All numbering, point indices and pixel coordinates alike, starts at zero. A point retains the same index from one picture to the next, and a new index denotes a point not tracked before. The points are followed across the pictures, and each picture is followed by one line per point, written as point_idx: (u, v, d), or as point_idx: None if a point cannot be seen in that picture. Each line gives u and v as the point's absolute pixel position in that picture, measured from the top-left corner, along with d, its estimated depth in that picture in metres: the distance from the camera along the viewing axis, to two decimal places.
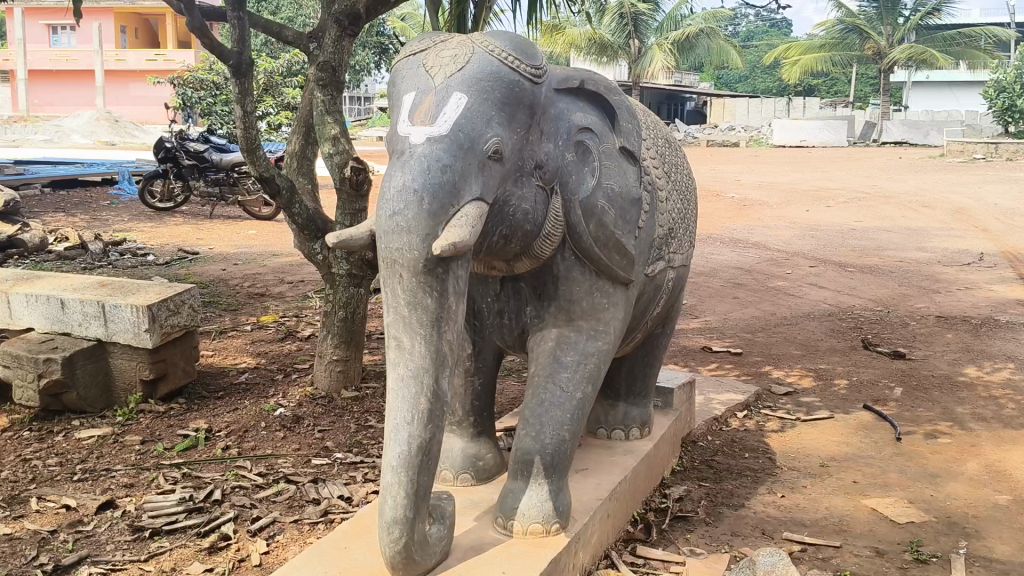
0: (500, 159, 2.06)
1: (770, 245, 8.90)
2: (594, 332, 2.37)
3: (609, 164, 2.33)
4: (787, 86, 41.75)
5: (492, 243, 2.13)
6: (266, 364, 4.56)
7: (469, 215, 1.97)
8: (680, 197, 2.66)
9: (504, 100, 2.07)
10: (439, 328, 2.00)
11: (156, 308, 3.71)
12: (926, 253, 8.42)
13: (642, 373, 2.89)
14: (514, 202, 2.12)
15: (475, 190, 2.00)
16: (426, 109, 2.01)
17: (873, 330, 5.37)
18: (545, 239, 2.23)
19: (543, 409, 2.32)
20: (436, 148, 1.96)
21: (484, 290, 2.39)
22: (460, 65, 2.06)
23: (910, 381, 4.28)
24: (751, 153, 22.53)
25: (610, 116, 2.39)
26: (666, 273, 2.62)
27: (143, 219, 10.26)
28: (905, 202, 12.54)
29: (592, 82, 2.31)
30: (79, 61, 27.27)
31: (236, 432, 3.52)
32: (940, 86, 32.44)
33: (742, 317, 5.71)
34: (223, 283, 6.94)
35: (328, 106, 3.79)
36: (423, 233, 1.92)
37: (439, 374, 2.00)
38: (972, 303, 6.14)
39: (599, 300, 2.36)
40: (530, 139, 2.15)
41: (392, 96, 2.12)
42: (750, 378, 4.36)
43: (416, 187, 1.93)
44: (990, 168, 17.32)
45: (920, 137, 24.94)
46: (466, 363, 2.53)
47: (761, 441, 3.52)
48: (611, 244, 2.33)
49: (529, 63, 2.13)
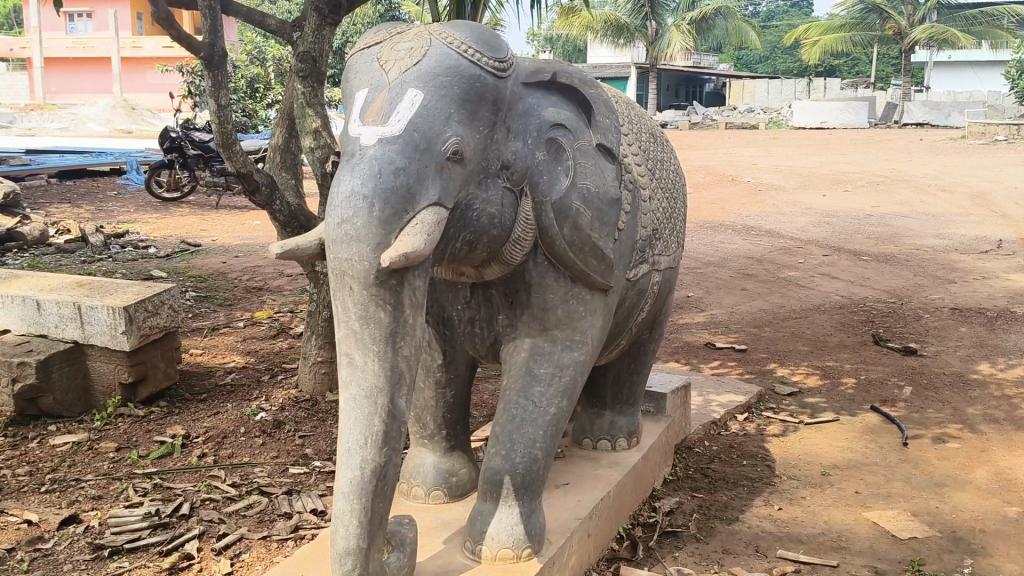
0: (461, 160, 1.91)
1: (783, 233, 8.70)
2: (570, 343, 2.22)
3: (585, 162, 2.18)
4: (807, 68, 41.33)
5: (455, 250, 1.98)
6: (255, 364, 4.44)
7: (426, 223, 1.82)
8: (667, 196, 2.49)
9: (464, 96, 1.92)
10: (395, 343, 1.85)
11: (133, 309, 3.58)
12: (944, 240, 8.19)
13: (628, 381, 2.73)
14: (478, 205, 1.97)
15: (433, 194, 1.85)
16: (378, 107, 1.86)
17: (885, 324, 5.19)
18: (514, 243, 2.08)
19: (514, 426, 2.16)
20: (389, 150, 1.81)
21: (454, 297, 2.24)
22: (417, 59, 1.91)
23: (921, 380, 4.11)
24: (770, 136, 22.24)
25: (586, 110, 2.23)
26: (651, 276, 2.46)
27: (148, 210, 10.17)
28: (923, 186, 12.29)
29: (565, 74, 2.15)
30: (94, 48, 27.29)
31: (214, 439, 3.40)
32: (963, 65, 31.96)
33: (749, 310, 5.53)
34: (222, 277, 6.83)
35: (309, 98, 3.66)
36: (373, 242, 1.77)
37: (395, 393, 1.85)
38: (988, 294, 5.94)
39: (575, 308, 2.21)
40: (495, 138, 1.99)
41: (346, 92, 1.97)
42: (752, 377, 4.19)
43: (366, 192, 1.78)
44: (1012, 150, 17.00)
45: (941, 117, 24.56)
46: (437, 374, 2.37)
47: (761, 446, 3.37)
48: (587, 248, 2.17)
49: (492, 56, 1.97)
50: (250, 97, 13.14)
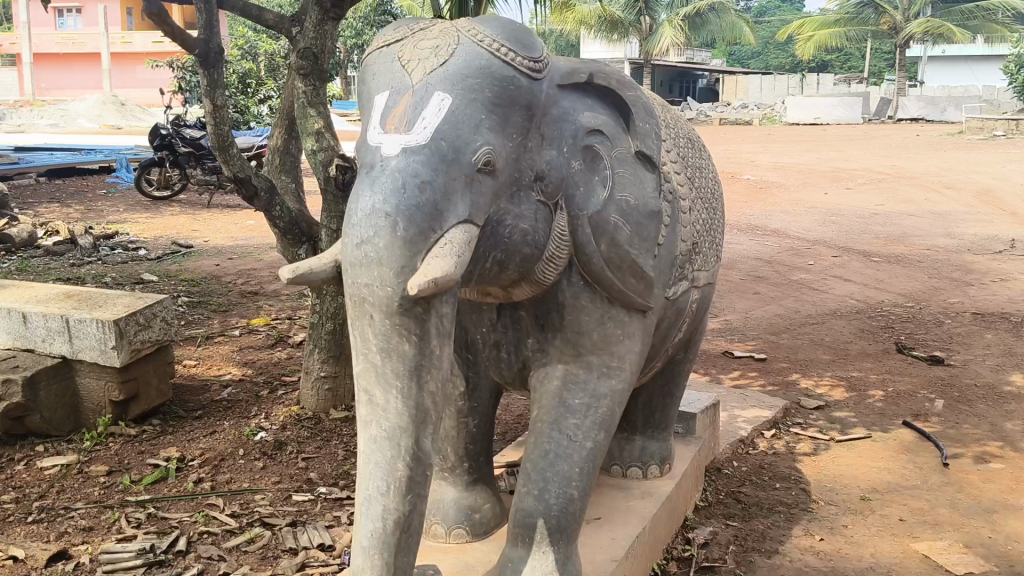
0: (492, 171, 1.71)
1: (790, 232, 8.52)
2: (607, 370, 2.02)
3: (624, 172, 1.98)
4: (801, 63, 41.26)
5: (483, 271, 1.78)
6: (253, 376, 4.23)
7: (455, 243, 1.62)
8: (707, 207, 2.29)
9: (496, 101, 1.72)
10: (421, 378, 1.64)
11: (123, 323, 3.38)
12: (955, 240, 8.03)
13: (660, 405, 2.53)
14: (510, 221, 1.77)
15: (462, 211, 1.66)
16: (401, 112, 1.66)
17: (906, 330, 5.01)
18: (547, 261, 1.88)
19: (548, 463, 1.96)
20: (414, 161, 1.61)
21: (478, 318, 2.05)
22: (442, 59, 1.71)
23: (952, 393, 3.92)
24: (767, 132, 22.08)
25: (623, 115, 2.03)
26: (689, 294, 2.26)
27: (139, 209, 9.94)
28: (927, 183, 12.14)
29: (602, 75, 1.95)
30: (84, 44, 26.98)
31: (211, 462, 3.20)
32: (958, 61, 31.84)
33: (764, 315, 5.34)
34: (216, 281, 6.60)
35: (311, 98, 3.46)
36: (397, 266, 1.58)
37: (421, 433, 1.65)
38: (1009, 298, 5.76)
39: (612, 331, 2.01)
40: (528, 146, 1.80)
41: (362, 96, 1.77)
42: (775, 389, 4.00)
43: (388, 209, 1.58)
44: (1012, 146, 16.87)
45: (937, 113, 24.43)
46: (459, 403, 2.17)
47: (793, 467, 3.17)
48: (625, 266, 1.97)
49: (526, 56, 1.77)
50: (242, 93, 12.89)
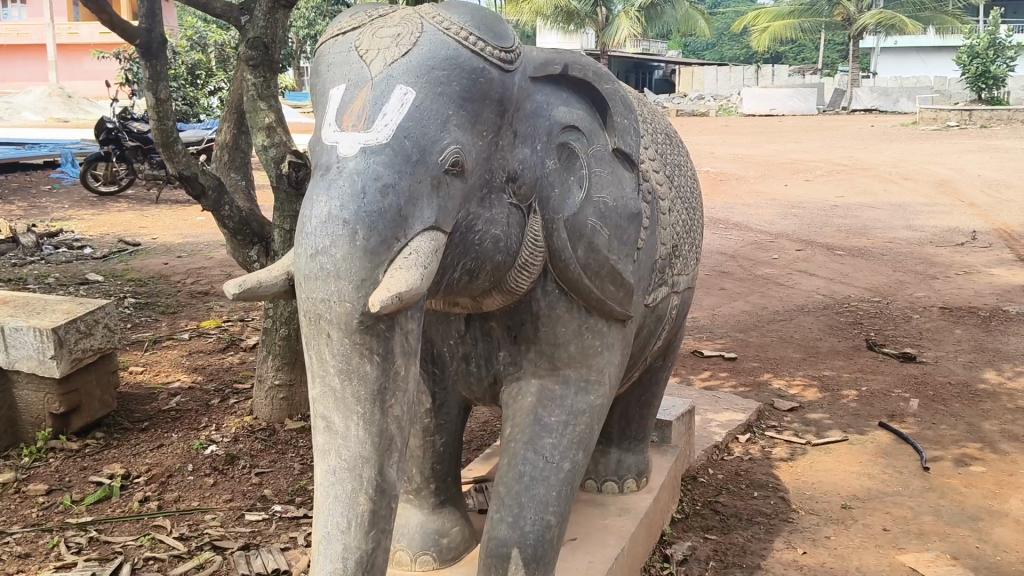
0: (461, 173, 1.56)
1: (751, 225, 8.45)
2: (585, 385, 1.88)
3: (601, 170, 1.83)
4: (755, 55, 41.53)
5: (452, 282, 1.63)
6: (204, 383, 4.04)
7: (422, 252, 1.46)
8: (686, 207, 2.16)
9: (465, 95, 1.56)
10: (384, 402, 1.49)
11: (63, 331, 3.17)
12: (917, 232, 8.01)
13: (638, 417, 2.39)
14: (480, 226, 1.62)
15: (428, 216, 1.50)
16: (359, 108, 1.50)
17: (875, 326, 4.93)
18: (520, 268, 1.73)
19: (522, 487, 1.81)
20: (375, 162, 1.46)
21: (446, 330, 1.89)
22: (405, 48, 1.55)
23: (926, 391, 3.84)
24: (723, 123, 22.11)
25: (600, 109, 1.88)
26: (669, 300, 2.12)
27: (84, 205, 9.63)
28: (884, 174, 12.18)
29: (578, 66, 1.80)
30: (30, 35, 26.32)
31: (158, 478, 3.01)
32: (910, 52, 32.15)
33: (731, 312, 5.24)
34: (165, 281, 6.37)
35: (261, 90, 3.26)
36: (356, 279, 1.42)
37: (384, 461, 1.50)
38: (975, 292, 5.72)
39: (590, 343, 1.87)
40: (500, 145, 1.64)
41: (316, 89, 1.61)
42: (747, 390, 3.90)
43: (346, 215, 1.42)
44: (965, 136, 17.02)
45: (890, 103, 24.61)
46: (425, 421, 2.01)
47: (770, 473, 3.06)
48: (604, 273, 1.83)
49: (497, 46, 1.61)
50: (191, 85, 12.56)
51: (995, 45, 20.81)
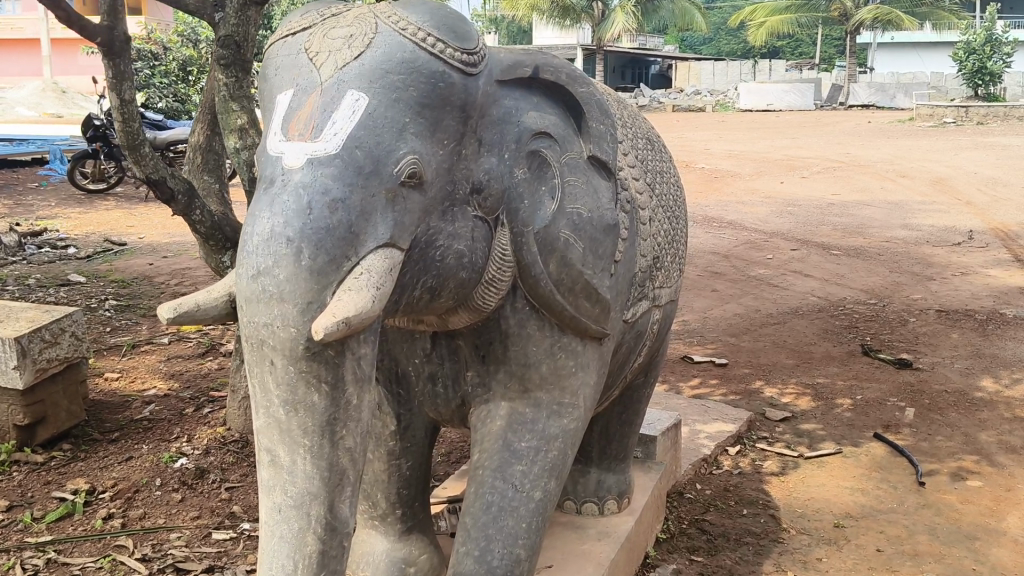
0: (419, 184, 1.44)
1: (745, 224, 8.34)
2: (558, 408, 1.76)
3: (575, 179, 1.71)
4: (751, 50, 41.39)
5: (412, 301, 1.51)
6: (179, 391, 3.92)
7: (374, 272, 1.35)
8: (668, 216, 2.04)
9: (424, 100, 1.45)
10: (334, 435, 1.37)
11: (26, 341, 3.08)
12: (913, 231, 7.90)
13: (617, 435, 2.27)
14: (442, 241, 1.50)
15: (382, 233, 1.38)
16: (306, 115, 1.38)
17: (870, 330, 4.83)
18: (487, 285, 1.62)
19: (490, 518, 1.70)
20: (323, 174, 1.34)
21: (410, 348, 1.78)
22: (358, 51, 1.43)
23: (922, 400, 3.74)
24: (719, 118, 21.99)
25: (574, 114, 1.76)
26: (650, 314, 2.01)
27: (71, 203, 9.50)
28: (880, 171, 12.07)
29: (549, 69, 1.69)
30: (23, 30, 26.17)
31: (124, 494, 2.89)
32: (906, 48, 32.04)
33: (723, 315, 5.13)
34: (147, 282, 6.25)
35: (233, 90, 3.17)
36: (301, 302, 1.30)
37: (335, 498, 1.38)
38: (972, 294, 5.62)
39: (564, 363, 1.76)
40: (464, 153, 1.53)
41: (264, 94, 1.49)
42: (738, 399, 3.79)
43: (291, 233, 1.31)
44: (962, 132, 16.92)
45: (886, 99, 24.51)
46: (390, 444, 1.90)
47: (760, 489, 2.96)
48: (578, 289, 1.71)
49: (459, 47, 1.50)
50: (182, 81, 12.46)
51: (991, 41, 20.71)
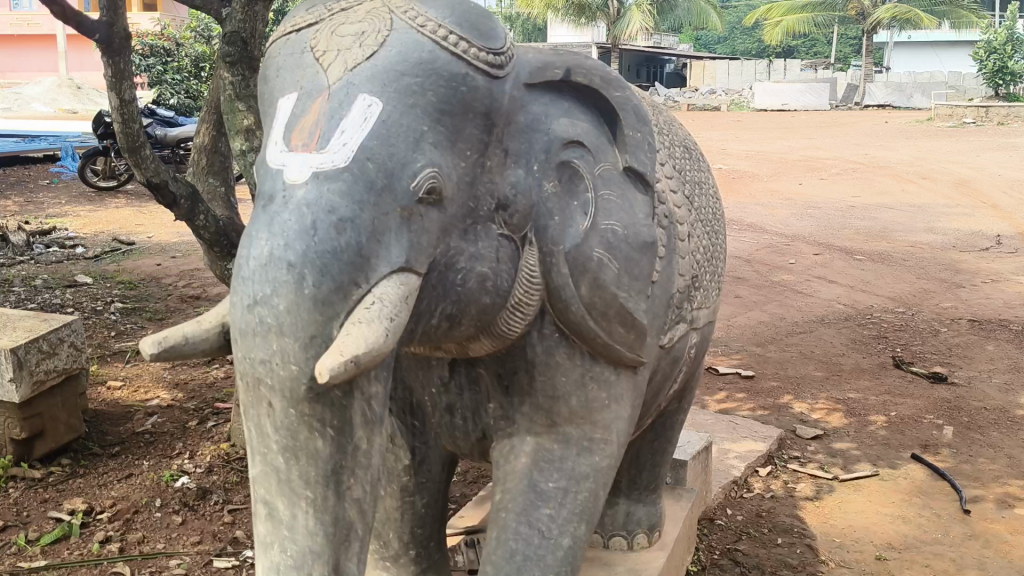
0: (438, 201, 1.28)
1: (766, 226, 8.16)
2: (588, 445, 1.60)
3: (609, 193, 1.55)
4: (767, 49, 41.08)
5: (429, 329, 1.36)
6: (183, 401, 3.77)
7: (388, 303, 1.19)
8: (708, 231, 1.88)
9: (443, 106, 1.28)
10: (340, 484, 1.21)
11: (23, 352, 2.93)
12: (939, 235, 7.71)
13: (649, 464, 2.10)
14: (462, 264, 1.35)
15: (396, 257, 1.22)
16: (310, 123, 1.22)
17: (901, 340, 4.66)
18: (512, 310, 1.46)
19: (513, 567, 1.54)
20: (330, 191, 1.18)
21: (426, 377, 1.62)
22: (370, 48, 1.26)
23: (961, 419, 3.58)
24: (735, 117, 21.76)
25: (608, 120, 1.60)
26: (687, 337, 1.84)
27: (81, 201, 9.38)
28: (902, 172, 11.87)
29: (582, 70, 1.52)
30: (37, 26, 26.16)
31: (123, 515, 2.74)
32: (924, 47, 31.74)
33: (747, 323, 4.96)
34: (155, 283, 6.12)
35: (238, 90, 3.01)
36: (303, 336, 1.15)
37: (341, 555, 1.23)
38: (1004, 302, 5.44)
39: (595, 395, 1.59)
40: (487, 166, 1.37)
41: (265, 97, 1.33)
42: (767, 414, 3.63)
43: (292, 257, 1.15)
44: (984, 133, 16.68)
45: (904, 98, 24.24)
46: (402, 479, 1.74)
47: (795, 515, 2.80)
48: (612, 313, 1.55)
49: (484, 46, 1.33)
50: (194, 77, 12.33)
51: (1013, 40, 20.46)
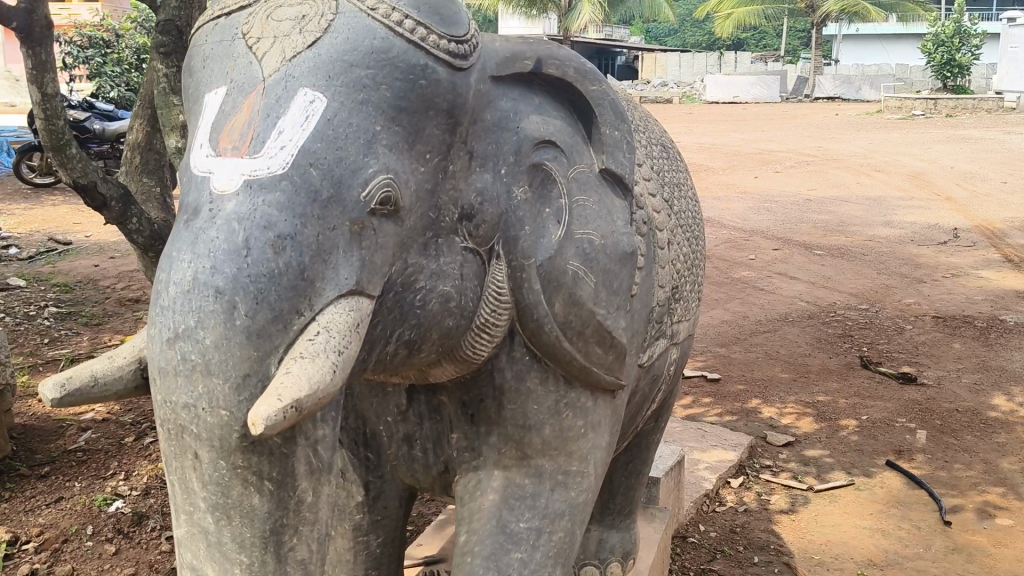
0: (393, 213, 1.11)
1: (723, 221, 8.06)
2: (563, 479, 1.44)
3: (584, 197, 1.38)
4: (716, 40, 41.24)
5: (384, 357, 1.18)
6: (120, 414, 3.54)
7: (335, 332, 1.01)
8: (687, 238, 1.73)
9: (400, 101, 1.10)
10: (282, 545, 1.03)
11: None
12: (896, 229, 7.67)
13: (622, 488, 1.96)
14: (422, 283, 1.17)
15: (345, 279, 1.05)
16: (241, 122, 1.04)
17: (865, 338, 4.57)
18: (478, 331, 1.28)
19: None
20: (266, 203, 1.00)
21: (380, 405, 1.45)
22: (313, 34, 1.08)
23: (932, 421, 3.50)
24: (687, 110, 21.73)
25: (583, 117, 1.43)
26: (667, 354, 1.69)
27: (16, 199, 9.00)
28: (855, 165, 11.87)
29: (555, 61, 1.35)
30: None
31: (51, 545, 2.52)
32: (870, 39, 31.98)
33: (709, 322, 4.83)
34: (93, 285, 5.83)
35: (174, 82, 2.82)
36: (235, 376, 0.97)
37: None
38: (966, 297, 5.39)
39: (572, 424, 1.43)
40: (450, 170, 1.19)
41: (189, 90, 1.15)
42: (735, 419, 3.51)
43: (221, 281, 0.97)
44: (933, 125, 16.80)
45: (853, 91, 24.42)
46: (356, 517, 1.58)
47: (770, 530, 2.68)
48: (590, 332, 1.38)
49: (447, 33, 1.15)
50: (136, 70, 11.99)
51: (959, 33, 20.66)
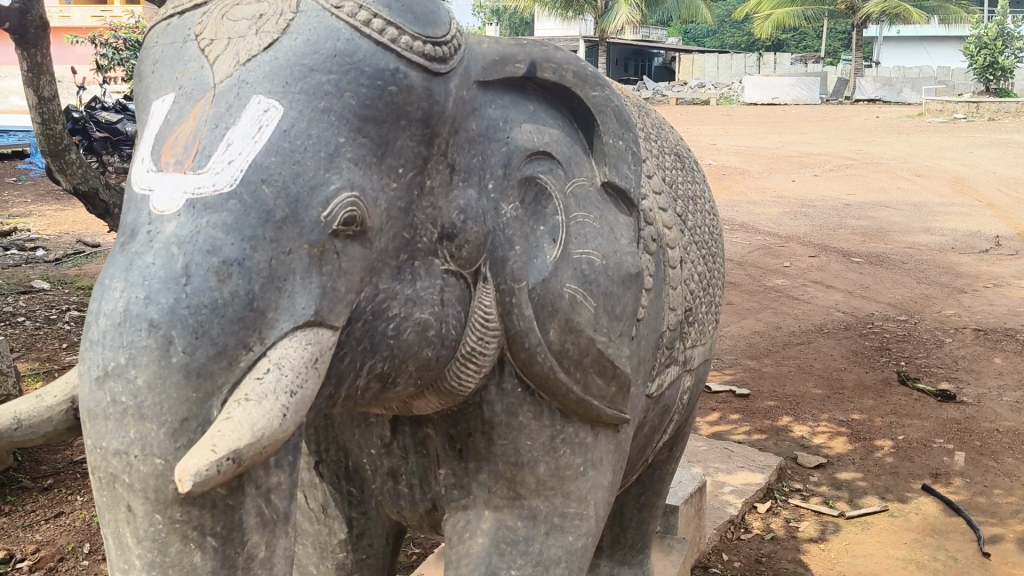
0: (360, 234, 0.99)
1: (759, 227, 7.88)
2: (560, 522, 1.32)
3: (584, 213, 1.26)
4: (754, 41, 40.81)
5: (354, 390, 1.07)
6: None
7: (288, 369, 0.89)
8: (703, 255, 1.60)
9: (366, 109, 0.99)
10: None
11: None
12: (937, 236, 7.45)
13: (634, 521, 1.84)
14: (395, 311, 1.06)
15: (302, 308, 0.93)
16: (186, 134, 0.93)
17: (903, 351, 4.39)
18: (463, 361, 1.17)
19: None
20: (209, 224, 0.89)
21: (362, 437, 1.35)
22: (271, 35, 0.97)
23: (972, 442, 3.33)
24: (725, 113, 21.47)
25: (583, 126, 1.31)
26: (679, 382, 1.57)
27: (49, 200, 9.04)
28: (895, 169, 11.61)
29: (552, 64, 1.23)
30: None
31: (45, 564, 2.45)
32: (912, 40, 31.45)
33: (740, 333, 4.68)
34: None
35: None
36: (172, 420, 0.87)
37: None
38: (1010, 309, 5.19)
39: (570, 462, 1.30)
40: (427, 185, 1.08)
41: (139, 96, 1.04)
42: (764, 437, 3.37)
43: (155, 314, 0.86)
44: (976, 128, 16.44)
45: (893, 92, 24.00)
46: (339, 555, 1.48)
47: (798, 561, 2.54)
48: (590, 363, 1.26)
49: (422, 34, 1.04)
50: None
51: (1003, 35, 20.20)
